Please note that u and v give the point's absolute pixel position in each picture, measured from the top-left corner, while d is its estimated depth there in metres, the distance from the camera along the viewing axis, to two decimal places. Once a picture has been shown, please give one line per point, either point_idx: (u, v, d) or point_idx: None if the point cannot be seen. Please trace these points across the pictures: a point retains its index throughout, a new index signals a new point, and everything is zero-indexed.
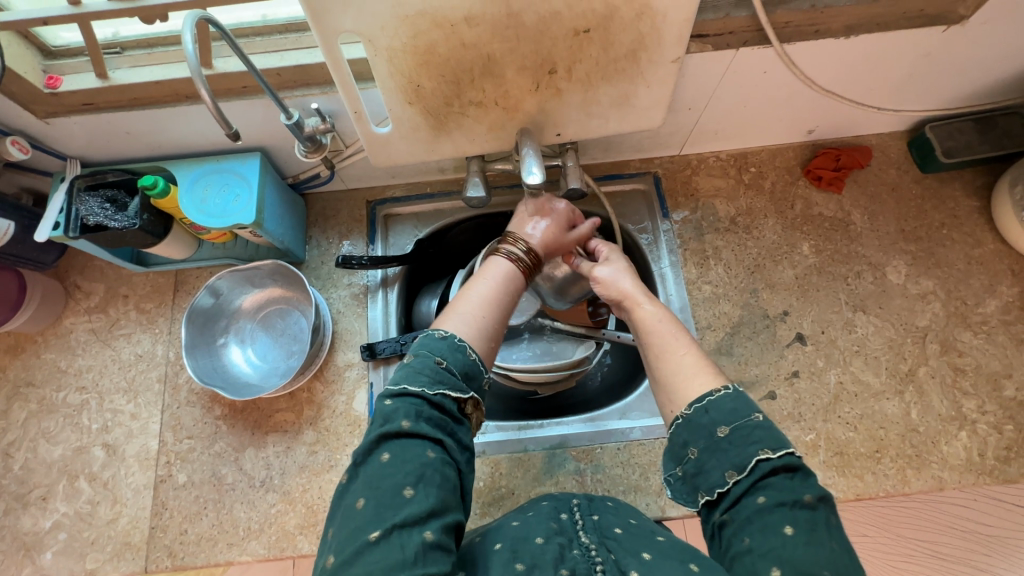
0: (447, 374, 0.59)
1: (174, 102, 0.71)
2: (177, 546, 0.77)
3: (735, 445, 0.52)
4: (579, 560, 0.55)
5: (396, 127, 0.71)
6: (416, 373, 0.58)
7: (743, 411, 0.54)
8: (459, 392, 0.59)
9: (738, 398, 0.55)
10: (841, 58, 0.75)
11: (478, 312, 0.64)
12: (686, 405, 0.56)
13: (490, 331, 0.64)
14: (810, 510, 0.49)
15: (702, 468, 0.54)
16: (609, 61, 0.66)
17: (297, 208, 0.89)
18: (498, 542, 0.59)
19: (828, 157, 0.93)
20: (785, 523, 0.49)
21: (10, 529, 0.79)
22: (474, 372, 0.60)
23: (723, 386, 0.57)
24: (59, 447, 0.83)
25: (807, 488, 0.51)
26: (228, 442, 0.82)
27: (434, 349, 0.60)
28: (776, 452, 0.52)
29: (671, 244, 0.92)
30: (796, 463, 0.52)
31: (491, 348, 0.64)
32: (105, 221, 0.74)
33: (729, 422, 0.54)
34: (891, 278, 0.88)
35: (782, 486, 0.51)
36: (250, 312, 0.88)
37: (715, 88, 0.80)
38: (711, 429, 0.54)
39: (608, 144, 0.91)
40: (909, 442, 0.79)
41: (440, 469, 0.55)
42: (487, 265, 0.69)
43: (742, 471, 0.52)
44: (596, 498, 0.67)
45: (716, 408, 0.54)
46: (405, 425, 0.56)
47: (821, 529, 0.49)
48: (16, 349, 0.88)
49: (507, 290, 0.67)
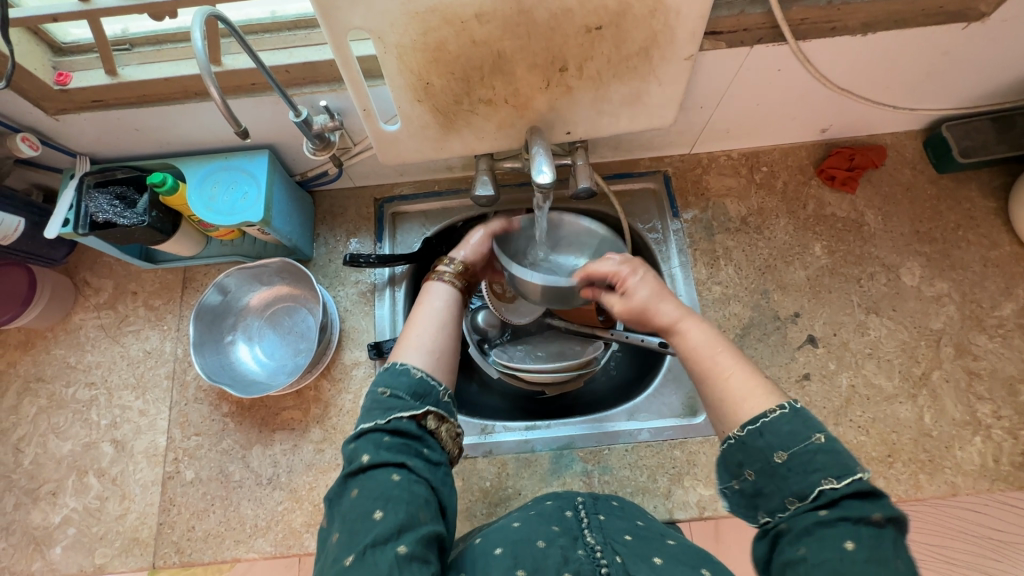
0: (395, 402, 0.60)
1: (183, 99, 0.71)
2: (185, 542, 0.78)
3: (795, 472, 0.51)
4: (584, 562, 0.54)
5: (404, 124, 0.70)
6: (367, 413, 0.61)
7: (804, 433, 0.53)
8: (413, 414, 0.60)
9: (796, 417, 0.53)
10: (857, 56, 0.74)
11: (423, 334, 0.68)
12: (738, 426, 0.55)
13: (435, 347, 0.67)
14: (876, 528, 0.48)
15: (761, 490, 0.53)
16: (621, 59, 0.65)
17: (304, 205, 0.89)
18: (498, 546, 0.58)
19: (842, 157, 0.91)
20: (847, 539, 0.48)
21: (20, 523, 0.80)
22: (424, 389, 0.62)
23: (779, 405, 0.55)
24: (68, 442, 0.83)
25: (873, 507, 0.49)
26: (235, 439, 0.82)
27: (379, 382, 0.62)
28: (842, 479, 0.50)
29: (680, 243, 0.91)
30: (864, 486, 0.50)
31: (445, 365, 0.66)
32: (115, 218, 0.74)
33: (788, 448, 0.52)
34: (905, 280, 0.87)
35: (851, 510, 0.49)
36: (257, 309, 0.89)
37: (728, 87, 0.79)
38: (767, 454, 0.53)
39: (618, 142, 0.90)
40: (921, 446, 0.78)
41: (406, 485, 0.55)
42: (427, 291, 0.74)
43: (805, 498, 0.51)
44: (601, 496, 0.67)
45: (772, 430, 0.53)
46: (366, 458, 0.57)
47: (886, 547, 0.47)
48: (26, 345, 0.88)
49: (445, 308, 0.72)
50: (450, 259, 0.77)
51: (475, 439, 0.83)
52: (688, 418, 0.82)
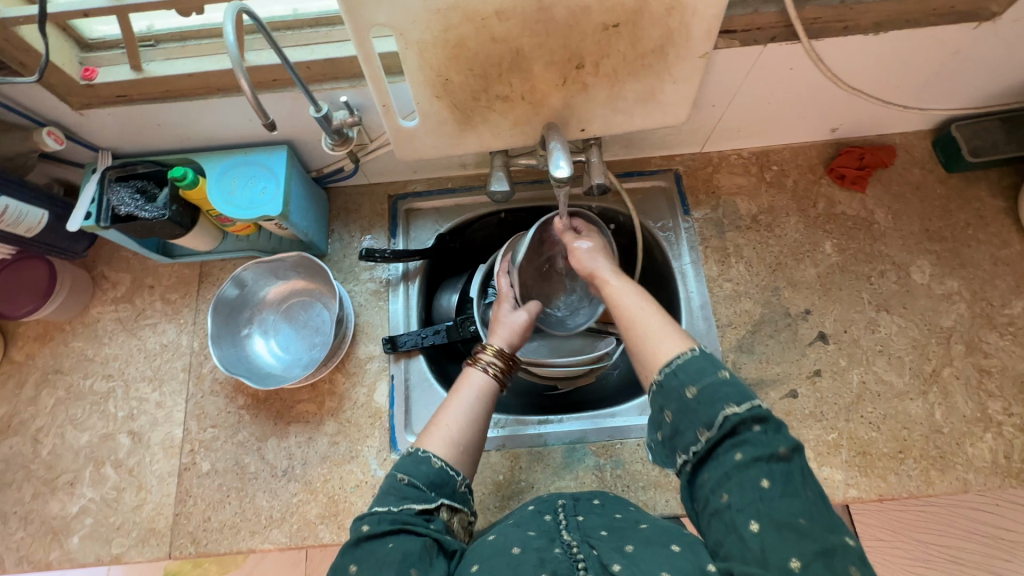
0: (410, 489, 0.60)
1: (206, 94, 0.72)
2: (201, 532, 0.78)
3: (704, 405, 0.54)
4: (560, 560, 0.54)
5: (422, 121, 0.71)
6: (382, 495, 0.60)
7: (711, 369, 0.56)
8: (426, 504, 0.59)
9: (703, 358, 0.57)
10: (868, 56, 0.75)
11: (451, 426, 0.65)
12: (658, 371, 0.58)
13: (462, 439, 0.65)
14: (783, 461, 0.51)
15: (678, 429, 0.56)
16: (637, 56, 0.66)
17: (320, 201, 0.90)
18: (475, 564, 0.55)
19: (851, 156, 0.92)
20: (762, 478, 0.51)
21: (38, 512, 0.81)
22: (441, 478, 0.61)
23: (689, 349, 0.58)
24: (86, 433, 0.84)
25: (781, 441, 0.52)
26: (251, 431, 0.83)
27: (399, 467, 0.62)
28: (742, 405, 0.53)
29: (691, 241, 0.92)
30: (765, 412, 0.53)
31: (468, 457, 0.65)
32: (137, 212, 0.75)
33: (697, 383, 0.55)
34: (915, 278, 0.87)
35: (759, 441, 0.52)
36: (273, 303, 0.90)
37: (740, 85, 0.80)
38: (681, 390, 0.56)
39: (630, 140, 0.91)
40: (932, 443, 0.79)
41: (402, 552, 0.54)
42: (462, 377, 0.71)
43: (713, 428, 0.53)
44: (582, 497, 0.67)
45: (683, 369, 0.56)
46: (366, 529, 0.57)
47: (795, 479, 0.51)
48: (44, 338, 0.89)
49: (481, 401, 0.68)
50: (490, 346, 0.73)
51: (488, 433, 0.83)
52: None
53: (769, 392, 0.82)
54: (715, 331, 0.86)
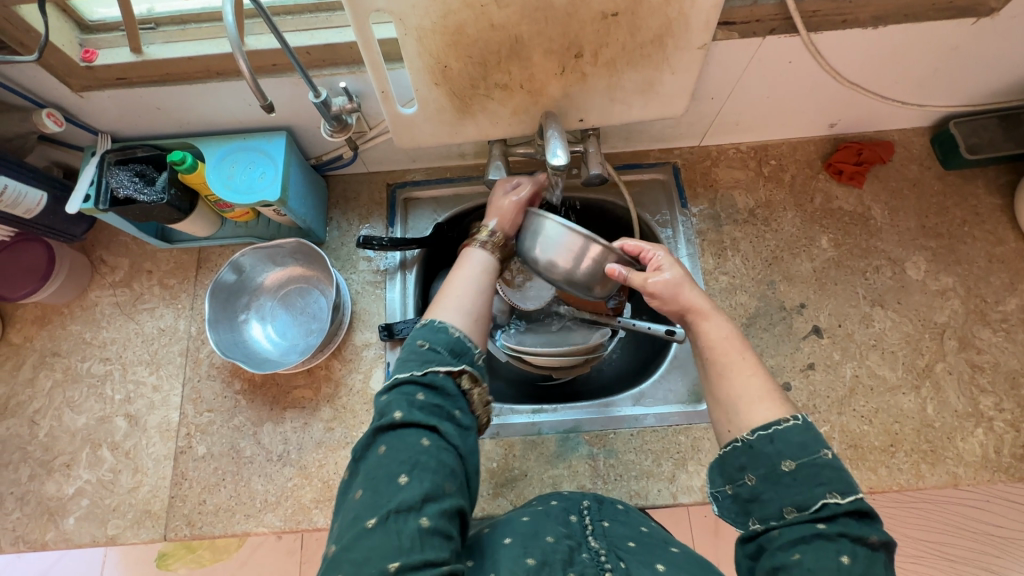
0: (433, 355, 0.62)
1: (205, 79, 0.73)
2: (196, 515, 0.79)
3: (799, 482, 0.52)
4: (588, 564, 0.57)
5: (421, 108, 0.72)
6: (404, 362, 0.62)
7: (813, 447, 0.54)
8: (449, 369, 0.61)
9: (807, 432, 0.54)
10: (868, 50, 0.75)
11: (461, 296, 0.68)
12: (749, 430, 0.56)
13: (474, 310, 0.67)
14: (870, 548, 0.50)
15: (759, 495, 0.54)
16: (635, 46, 0.67)
17: (318, 188, 0.90)
18: (507, 536, 0.59)
19: (850, 151, 0.93)
20: (844, 554, 0.49)
21: (34, 493, 0.81)
22: (461, 348, 0.63)
23: (792, 417, 0.56)
24: (83, 416, 0.85)
25: (873, 529, 0.51)
26: (247, 416, 0.84)
27: (419, 334, 0.63)
28: (845, 496, 0.51)
29: (688, 234, 0.92)
30: (866, 506, 0.51)
31: (481, 327, 0.67)
32: (135, 195, 0.76)
33: (796, 457, 0.53)
34: (911, 274, 0.88)
35: (852, 528, 0.50)
36: (271, 289, 0.90)
37: (739, 78, 0.80)
38: (774, 460, 0.54)
39: (628, 132, 0.91)
40: (923, 437, 0.79)
41: (436, 456, 0.56)
42: (464, 256, 0.73)
43: (804, 509, 0.52)
44: (607, 499, 0.67)
45: (782, 440, 0.54)
46: (398, 416, 0.57)
47: (877, 568, 0.49)
48: (42, 320, 0.90)
49: (485, 274, 0.71)
50: (486, 227, 0.75)
51: None
52: (693, 405, 0.84)
53: None
54: None
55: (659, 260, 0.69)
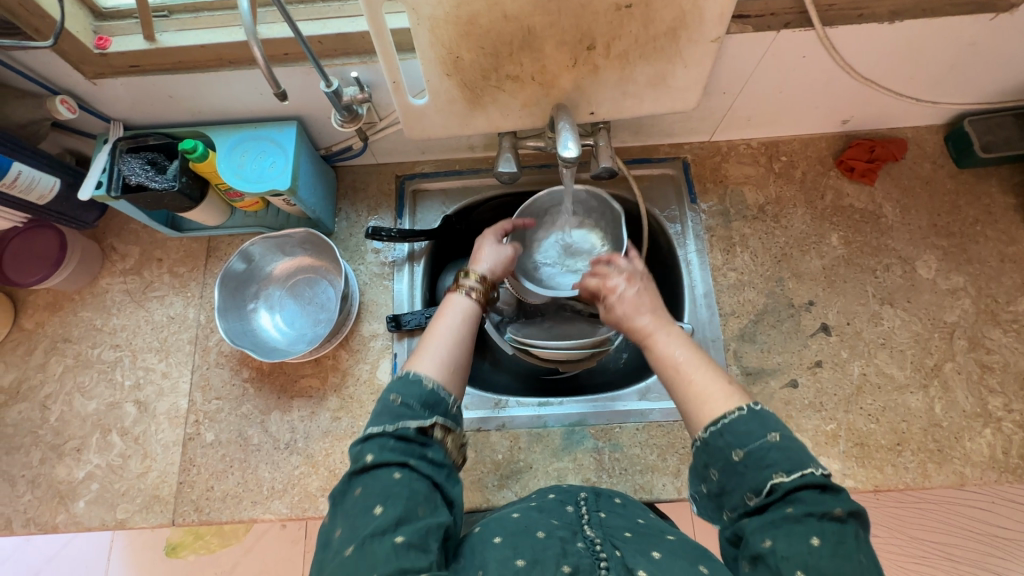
0: (404, 410, 0.60)
1: (218, 67, 0.73)
2: (204, 501, 0.80)
3: (751, 469, 0.52)
4: (583, 553, 0.55)
5: (432, 99, 0.71)
6: (376, 417, 0.61)
7: (759, 432, 0.54)
8: (420, 423, 0.59)
9: (752, 418, 0.55)
10: (883, 46, 0.74)
11: (438, 347, 0.66)
12: (702, 429, 0.57)
13: (452, 360, 0.66)
14: (839, 523, 0.49)
15: (724, 488, 0.54)
16: (648, 39, 0.66)
17: (327, 178, 0.90)
18: (497, 536, 0.58)
19: (862, 148, 0.92)
20: (813, 535, 0.48)
21: (45, 477, 0.82)
22: (433, 399, 0.61)
23: (737, 408, 0.56)
24: (93, 401, 0.86)
25: (837, 502, 0.50)
26: (255, 404, 0.84)
27: (392, 389, 0.62)
28: (791, 474, 0.51)
29: (697, 230, 0.92)
30: (822, 479, 0.51)
31: (458, 377, 0.66)
32: (147, 181, 0.76)
33: (744, 446, 0.53)
34: (921, 273, 0.87)
35: (812, 504, 0.50)
36: (279, 279, 0.90)
37: (752, 73, 0.79)
38: (726, 452, 0.54)
39: (639, 126, 0.91)
40: (931, 436, 0.79)
41: (408, 487, 0.55)
42: (446, 304, 0.72)
43: (762, 494, 0.51)
44: (604, 493, 0.68)
45: (731, 430, 0.55)
46: (370, 458, 0.57)
47: (849, 542, 0.48)
48: (54, 306, 0.91)
49: (464, 324, 0.70)
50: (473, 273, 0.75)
51: (489, 413, 0.84)
52: None
53: (769, 381, 0.82)
54: (718, 319, 0.86)
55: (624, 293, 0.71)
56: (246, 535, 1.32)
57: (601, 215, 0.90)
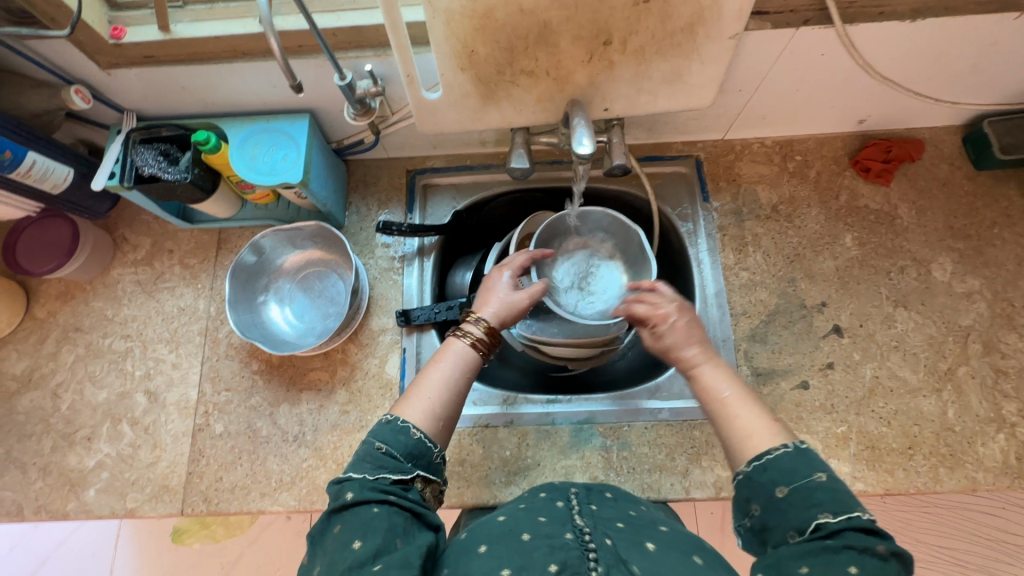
0: (387, 459, 0.59)
1: (232, 58, 0.72)
2: (213, 492, 0.80)
3: (795, 507, 0.51)
4: (571, 545, 0.53)
5: (446, 93, 0.71)
6: (357, 463, 0.59)
7: (805, 471, 0.53)
8: (401, 475, 0.58)
9: (799, 457, 0.54)
10: (904, 44, 0.73)
11: (429, 395, 0.65)
12: (745, 463, 0.56)
13: (441, 413, 0.64)
14: (881, 559, 0.47)
15: (766, 525, 0.53)
16: (666, 34, 0.65)
17: (338, 171, 0.90)
18: (482, 545, 0.55)
19: (878, 148, 0.91)
20: (851, 564, 0.46)
21: (56, 465, 0.83)
22: (419, 451, 0.60)
23: (785, 445, 0.56)
24: (104, 390, 0.86)
25: (880, 540, 0.48)
26: (264, 396, 0.85)
27: (377, 435, 0.61)
28: (837, 515, 0.50)
29: (709, 228, 0.91)
30: (868, 523, 0.49)
31: (445, 430, 0.64)
32: (159, 173, 0.76)
33: (789, 483, 0.53)
34: (936, 275, 0.86)
35: (856, 543, 0.48)
36: (289, 272, 0.91)
37: (769, 70, 0.78)
38: (769, 489, 0.53)
39: (652, 123, 0.90)
40: (943, 441, 0.78)
41: (388, 521, 0.54)
42: (445, 347, 0.69)
43: (805, 531, 0.50)
44: (596, 488, 0.68)
45: (775, 467, 0.54)
46: (349, 497, 0.56)
47: None
48: (66, 296, 0.91)
49: (460, 371, 0.67)
50: (478, 318, 0.71)
51: (496, 410, 0.84)
52: None
53: (780, 382, 0.82)
54: (729, 319, 0.86)
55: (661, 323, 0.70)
56: (251, 526, 1.33)
57: (613, 234, 0.91)
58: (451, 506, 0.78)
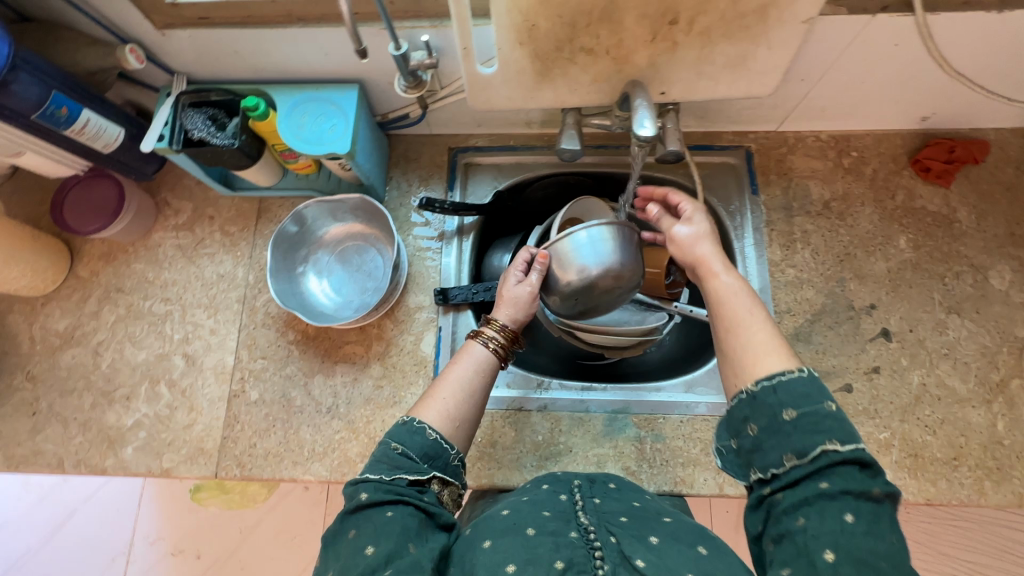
0: (403, 460, 0.59)
1: (285, 23, 0.72)
2: (246, 457, 0.81)
3: (800, 431, 0.50)
4: (576, 543, 0.52)
5: (501, 68, 0.69)
6: (373, 464, 0.59)
7: (816, 398, 0.52)
8: (416, 477, 0.58)
9: (811, 383, 0.52)
10: (985, 38, 0.70)
11: (447, 397, 0.64)
12: (753, 381, 0.54)
13: (458, 414, 0.64)
14: (875, 503, 0.48)
15: (760, 446, 0.52)
16: (735, 16, 0.63)
17: (381, 145, 0.90)
18: (486, 539, 0.55)
19: (940, 148, 0.87)
20: (847, 512, 0.47)
21: (96, 421, 0.85)
22: (435, 452, 0.60)
23: (798, 368, 0.53)
24: (143, 351, 0.88)
25: (877, 483, 0.48)
26: (299, 366, 0.85)
27: (393, 436, 0.61)
28: (845, 445, 0.49)
29: (756, 223, 0.88)
30: (869, 458, 0.49)
31: (462, 432, 0.64)
32: (208, 137, 0.76)
33: (798, 406, 0.51)
34: (994, 283, 0.83)
35: (850, 478, 0.48)
36: (329, 244, 0.90)
37: (836, 60, 0.75)
38: (775, 411, 0.52)
39: (705, 110, 0.87)
40: (990, 454, 0.76)
41: (401, 524, 0.54)
42: (464, 349, 0.69)
43: (803, 458, 0.50)
44: (598, 479, 0.66)
45: (785, 389, 0.52)
46: (364, 498, 0.56)
47: (883, 522, 0.47)
48: (108, 257, 0.92)
49: (481, 376, 0.67)
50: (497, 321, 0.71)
51: (530, 394, 0.83)
52: None
53: (822, 384, 0.80)
54: (774, 316, 0.84)
55: (690, 212, 0.70)
56: (270, 496, 1.35)
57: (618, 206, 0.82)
58: (481, 487, 0.78)
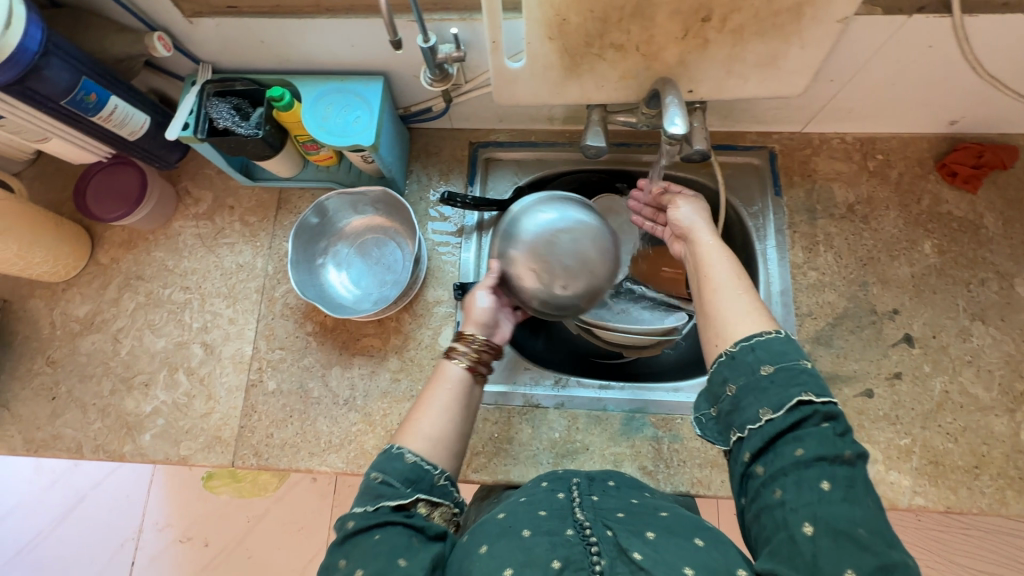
0: (385, 487, 0.58)
1: (314, 13, 0.73)
2: (263, 447, 0.81)
3: (777, 384, 0.53)
4: (573, 540, 0.52)
5: (529, 63, 0.69)
6: (360, 496, 0.59)
7: (791, 357, 0.55)
8: (401, 501, 0.57)
9: (785, 343, 0.55)
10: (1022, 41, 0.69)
11: (425, 421, 0.63)
12: (732, 344, 0.57)
13: (436, 434, 0.62)
14: (849, 468, 0.49)
15: (739, 404, 0.55)
16: (769, 14, 0.62)
17: (402, 139, 0.90)
18: (482, 544, 0.53)
19: (968, 152, 0.86)
20: (822, 479, 0.49)
21: (114, 407, 0.85)
22: (417, 475, 0.58)
23: (774, 330, 0.57)
24: (162, 339, 0.88)
25: (849, 445, 0.50)
26: (316, 357, 0.85)
27: (375, 465, 0.60)
28: (819, 398, 0.52)
29: (779, 224, 0.88)
30: (837, 412, 0.52)
31: (445, 452, 0.62)
32: (233, 126, 0.75)
33: (775, 362, 0.54)
34: (1020, 291, 0.82)
35: (822, 436, 0.50)
36: (349, 236, 0.90)
37: (868, 61, 0.74)
38: (754, 367, 0.55)
39: (730, 109, 0.86)
40: (1013, 463, 0.75)
41: (388, 545, 0.53)
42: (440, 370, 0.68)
43: (778, 409, 0.52)
44: (597, 477, 0.64)
45: (763, 347, 0.55)
46: (352, 526, 0.56)
47: (858, 487, 0.49)
48: (129, 244, 0.93)
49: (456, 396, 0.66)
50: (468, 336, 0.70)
51: (548, 391, 0.83)
52: None
53: (843, 388, 0.79)
54: (794, 319, 0.83)
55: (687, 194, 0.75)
56: (279, 486, 1.35)
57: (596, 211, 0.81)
58: (496, 483, 0.78)
